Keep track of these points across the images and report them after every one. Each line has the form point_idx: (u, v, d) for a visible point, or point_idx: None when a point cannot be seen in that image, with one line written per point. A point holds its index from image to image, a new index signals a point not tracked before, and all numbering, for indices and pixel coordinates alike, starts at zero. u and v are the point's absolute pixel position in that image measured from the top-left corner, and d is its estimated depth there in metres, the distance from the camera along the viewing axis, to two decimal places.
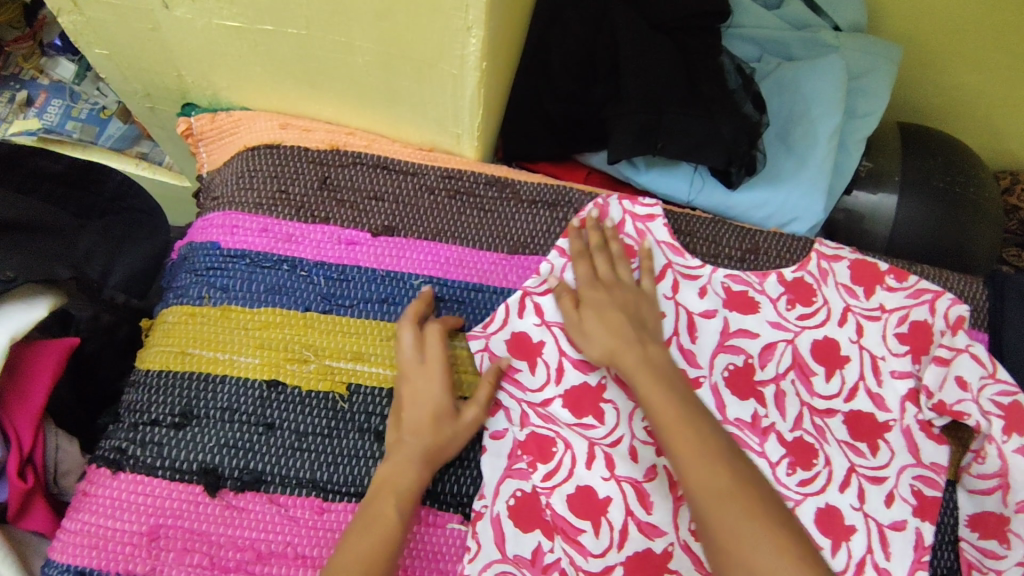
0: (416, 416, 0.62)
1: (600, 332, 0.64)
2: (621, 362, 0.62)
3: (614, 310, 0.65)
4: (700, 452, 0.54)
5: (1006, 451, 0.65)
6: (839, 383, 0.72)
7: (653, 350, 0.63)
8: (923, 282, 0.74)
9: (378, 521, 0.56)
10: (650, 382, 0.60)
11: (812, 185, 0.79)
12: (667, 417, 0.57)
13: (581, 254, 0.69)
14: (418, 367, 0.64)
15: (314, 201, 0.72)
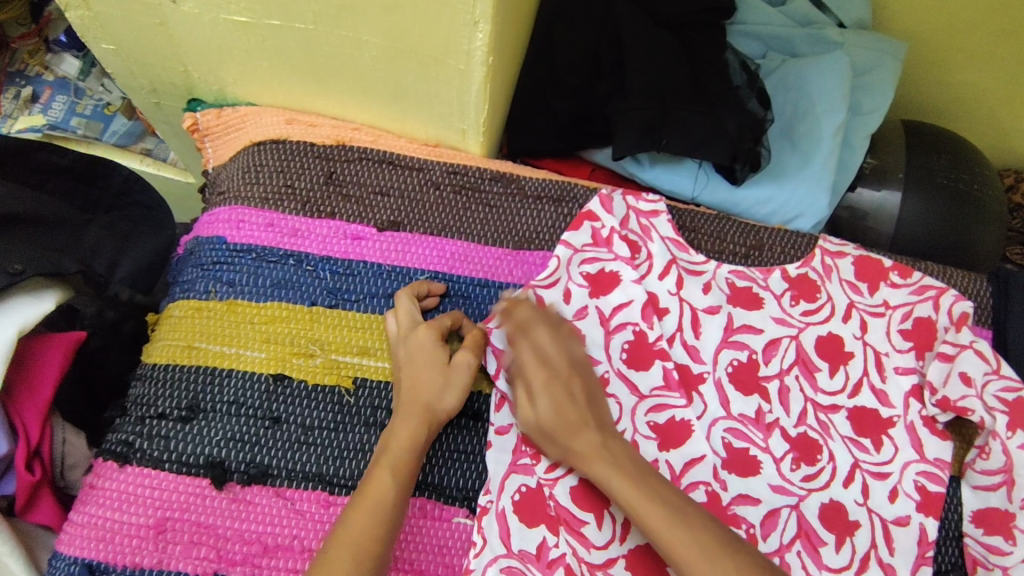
0: (412, 374, 0.63)
1: (561, 433, 0.59)
2: (585, 461, 0.58)
3: (564, 409, 0.60)
4: (702, 552, 0.50)
5: (1011, 447, 0.65)
6: (843, 379, 0.72)
7: (617, 440, 0.59)
8: (927, 278, 0.74)
9: (375, 493, 0.56)
10: (628, 485, 0.55)
11: (816, 182, 0.79)
12: (654, 518, 0.53)
13: (519, 334, 0.64)
14: (411, 333, 0.65)
15: (320, 196, 0.72)
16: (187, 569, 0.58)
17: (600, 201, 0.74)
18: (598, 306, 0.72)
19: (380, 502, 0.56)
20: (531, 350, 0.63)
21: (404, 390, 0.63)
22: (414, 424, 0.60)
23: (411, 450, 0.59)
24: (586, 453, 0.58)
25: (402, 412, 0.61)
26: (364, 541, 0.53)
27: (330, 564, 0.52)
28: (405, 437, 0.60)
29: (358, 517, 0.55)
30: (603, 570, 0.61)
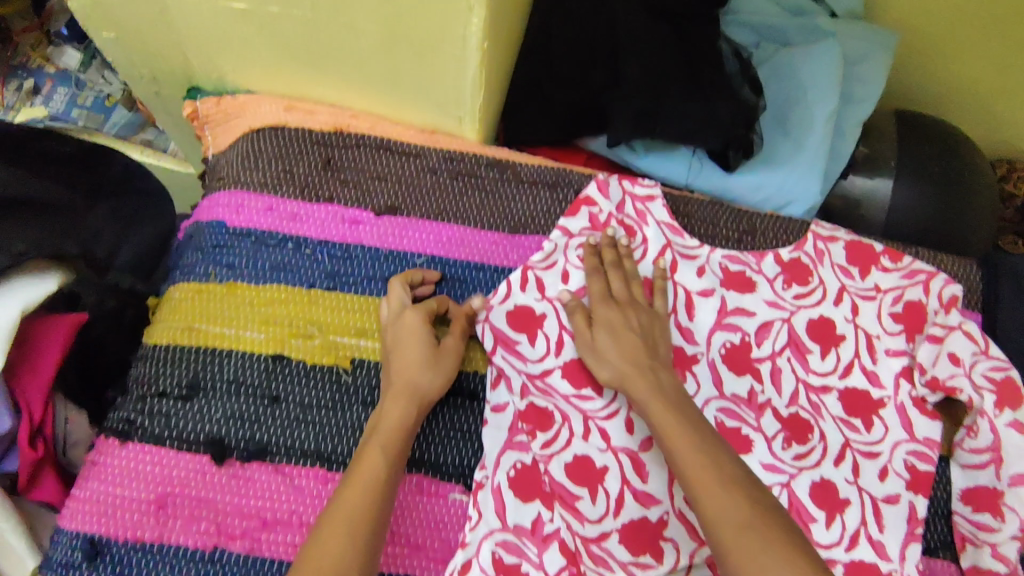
0: (404, 356, 0.64)
1: (614, 353, 0.65)
2: (632, 387, 0.62)
3: (627, 333, 0.66)
4: (718, 477, 0.53)
5: (999, 425, 0.66)
6: (834, 360, 0.73)
7: (666, 377, 0.63)
8: (918, 263, 0.76)
9: (367, 471, 0.57)
10: (668, 414, 0.59)
11: (809, 168, 0.80)
12: (684, 445, 0.56)
13: (595, 271, 0.71)
14: (402, 316, 0.66)
15: (319, 181, 0.73)
16: (188, 543, 0.60)
17: (597, 186, 0.75)
18: None
19: (373, 482, 0.56)
20: (603, 286, 0.69)
21: (398, 371, 0.63)
22: (404, 404, 0.62)
23: (400, 431, 0.60)
24: (635, 380, 0.62)
25: (393, 392, 0.62)
26: (357, 517, 0.54)
27: (323, 540, 0.52)
28: (396, 418, 0.61)
29: (350, 497, 0.55)
30: (597, 544, 0.63)
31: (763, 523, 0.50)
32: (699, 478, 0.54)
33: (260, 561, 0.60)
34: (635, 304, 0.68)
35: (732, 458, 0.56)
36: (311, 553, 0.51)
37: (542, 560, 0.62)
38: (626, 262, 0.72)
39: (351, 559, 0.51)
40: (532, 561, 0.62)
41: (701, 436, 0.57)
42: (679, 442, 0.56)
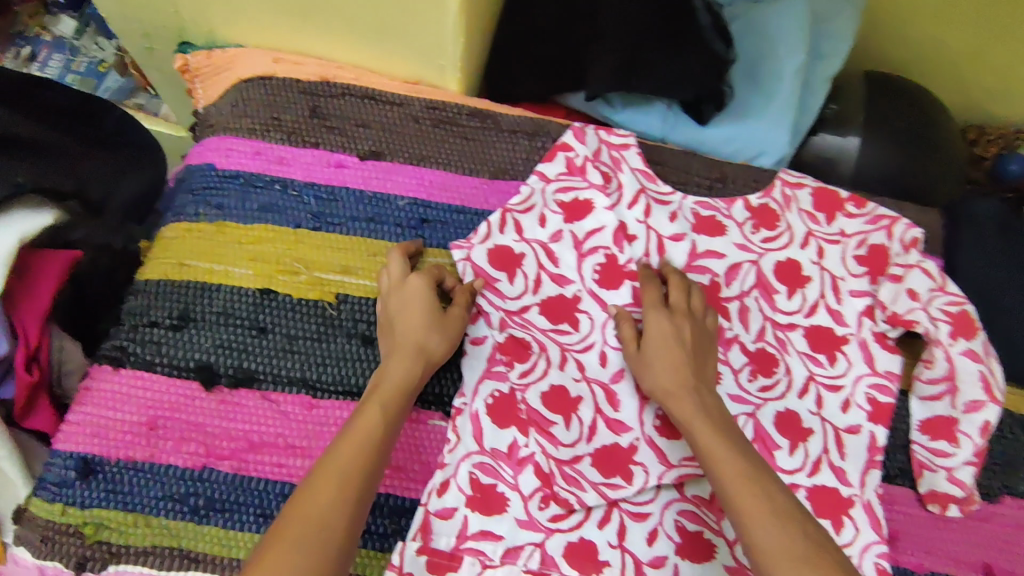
0: (408, 317, 0.64)
1: (658, 367, 0.65)
2: (673, 404, 0.63)
3: (675, 350, 0.65)
4: (770, 506, 0.53)
5: (953, 354, 0.70)
6: (800, 300, 0.76)
7: (713, 399, 0.63)
8: (881, 209, 0.79)
9: (365, 428, 0.57)
10: (714, 436, 0.59)
11: (778, 119, 0.84)
12: (730, 472, 0.56)
13: (650, 279, 0.71)
14: (403, 282, 0.67)
15: (305, 127, 0.76)
16: (179, 463, 0.63)
17: (572, 133, 0.78)
18: (571, 231, 0.75)
19: (365, 439, 0.56)
20: (658, 295, 0.69)
21: (399, 331, 0.64)
22: (409, 364, 0.62)
23: (403, 390, 0.61)
24: (678, 397, 0.63)
25: (396, 352, 0.63)
26: (348, 473, 0.54)
27: (315, 491, 0.52)
28: (399, 378, 0.61)
29: (340, 450, 0.55)
30: (570, 465, 0.66)
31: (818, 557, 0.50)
32: (746, 508, 0.53)
33: (247, 480, 0.63)
34: (690, 319, 0.68)
35: (780, 486, 0.55)
36: (299, 501, 0.52)
37: (517, 481, 0.65)
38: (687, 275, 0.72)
39: (337, 517, 0.51)
40: (507, 482, 0.65)
41: (746, 460, 0.57)
42: (727, 471, 0.56)
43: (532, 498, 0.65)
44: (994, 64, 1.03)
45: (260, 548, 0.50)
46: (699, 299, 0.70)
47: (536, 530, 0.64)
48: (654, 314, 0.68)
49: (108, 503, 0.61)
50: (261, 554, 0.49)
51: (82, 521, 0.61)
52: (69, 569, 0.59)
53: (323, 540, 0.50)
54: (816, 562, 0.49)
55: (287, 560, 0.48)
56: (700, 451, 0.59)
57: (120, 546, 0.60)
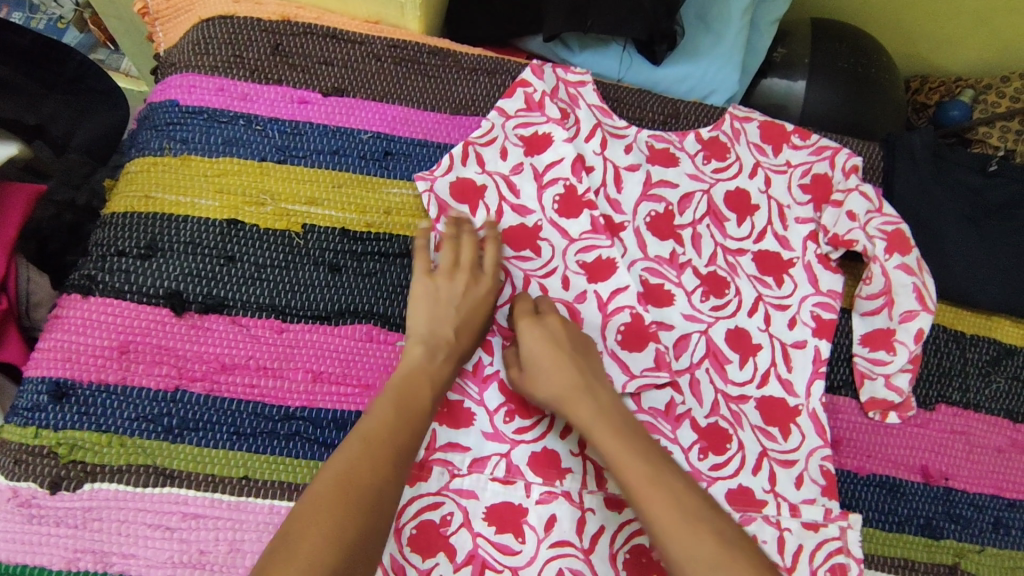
0: (471, 321, 0.67)
1: (550, 377, 0.63)
2: (575, 412, 0.62)
3: (555, 353, 0.65)
4: (672, 500, 0.53)
5: (889, 268, 0.75)
6: (749, 227, 0.80)
7: (603, 391, 0.63)
8: (824, 140, 0.83)
9: (420, 401, 0.59)
10: (611, 436, 0.58)
11: (725, 59, 0.88)
12: (634, 474, 0.55)
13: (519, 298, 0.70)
14: (472, 284, 0.69)
15: (267, 64, 0.77)
16: (151, 385, 0.64)
17: (531, 70, 0.81)
18: (532, 163, 0.78)
19: (415, 419, 0.58)
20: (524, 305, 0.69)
21: (459, 328, 0.66)
22: (450, 360, 0.64)
23: (439, 376, 0.63)
24: (580, 404, 0.62)
25: (445, 343, 0.64)
26: (400, 448, 0.55)
27: (367, 448, 0.54)
28: (436, 371, 0.63)
29: (394, 423, 0.57)
30: None
31: (726, 555, 0.49)
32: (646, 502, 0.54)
33: (219, 401, 0.64)
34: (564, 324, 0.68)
35: (685, 479, 0.55)
36: (354, 450, 0.54)
37: (482, 397, 0.68)
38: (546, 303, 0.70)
39: (388, 488, 0.53)
40: (473, 398, 0.68)
41: (651, 465, 0.55)
42: (622, 463, 0.56)
43: (498, 412, 0.68)
44: (930, 13, 1.09)
45: (313, 504, 0.50)
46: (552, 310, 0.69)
47: (502, 442, 0.67)
48: (526, 319, 0.67)
49: (82, 424, 0.62)
50: (320, 510, 0.49)
51: (56, 442, 0.61)
52: (44, 490, 0.60)
53: (378, 508, 0.51)
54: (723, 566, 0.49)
55: (351, 521, 0.49)
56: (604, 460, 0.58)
57: (96, 465, 0.61)
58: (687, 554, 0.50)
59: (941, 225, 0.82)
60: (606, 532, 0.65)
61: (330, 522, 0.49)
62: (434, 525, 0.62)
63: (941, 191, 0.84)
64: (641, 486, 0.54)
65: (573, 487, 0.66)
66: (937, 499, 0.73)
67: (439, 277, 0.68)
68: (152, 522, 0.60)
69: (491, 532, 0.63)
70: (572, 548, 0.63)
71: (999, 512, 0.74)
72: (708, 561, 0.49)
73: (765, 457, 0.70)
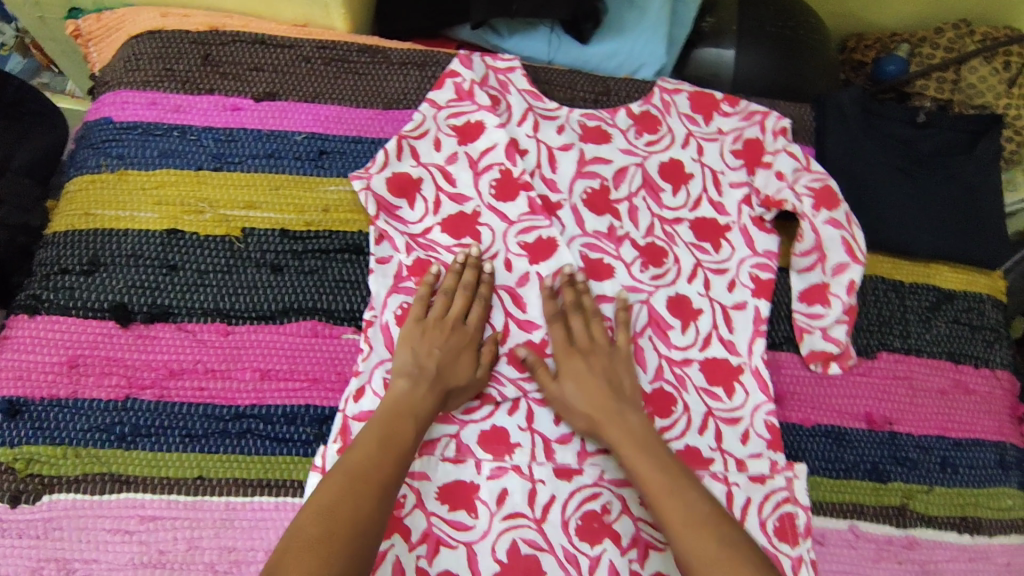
0: (454, 359, 0.68)
1: (582, 404, 0.67)
2: (604, 433, 0.65)
3: (592, 380, 0.68)
4: (691, 516, 0.56)
5: (818, 224, 0.76)
6: (685, 196, 0.81)
7: (635, 415, 0.66)
8: (753, 106, 0.85)
9: (400, 437, 0.60)
10: (637, 455, 0.62)
11: (653, 33, 0.89)
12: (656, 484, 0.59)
13: (557, 317, 0.73)
14: (455, 330, 0.69)
15: (199, 75, 0.79)
16: (102, 396, 0.66)
17: (459, 60, 0.82)
18: (466, 152, 0.79)
19: (396, 453, 0.59)
20: (564, 332, 0.72)
21: (438, 362, 0.67)
22: (433, 396, 0.65)
23: (418, 413, 0.63)
24: (609, 428, 0.65)
25: (425, 377, 0.65)
26: (381, 480, 0.56)
27: (349, 484, 0.55)
28: (412, 405, 0.63)
29: (375, 456, 0.58)
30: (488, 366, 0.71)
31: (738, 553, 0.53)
32: (671, 515, 0.57)
33: (170, 406, 0.66)
34: (598, 350, 0.71)
35: (706, 498, 0.58)
36: (336, 485, 0.55)
37: None
38: (589, 299, 0.73)
39: (370, 528, 0.53)
40: None
41: (676, 484, 0.59)
42: (650, 479, 0.60)
43: None
44: None
45: (297, 542, 0.50)
46: (602, 331, 0.72)
47: (451, 423, 0.68)
48: (563, 349, 0.71)
49: (36, 439, 0.64)
50: (305, 547, 0.50)
51: (13, 458, 0.63)
52: (4, 504, 0.61)
53: (359, 540, 0.52)
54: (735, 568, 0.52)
55: (335, 556, 0.50)
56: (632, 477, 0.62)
57: (52, 477, 0.63)
58: (708, 560, 0.53)
59: (871, 178, 0.84)
60: (557, 501, 0.67)
61: (314, 556, 0.49)
62: None
63: (870, 145, 0.85)
64: (667, 507, 0.58)
65: (523, 460, 0.68)
66: (882, 443, 0.75)
67: (427, 326, 0.69)
68: (111, 527, 0.61)
69: (445, 511, 0.65)
70: (524, 519, 0.66)
71: (945, 451, 0.76)
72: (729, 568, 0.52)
73: (710, 416, 0.72)
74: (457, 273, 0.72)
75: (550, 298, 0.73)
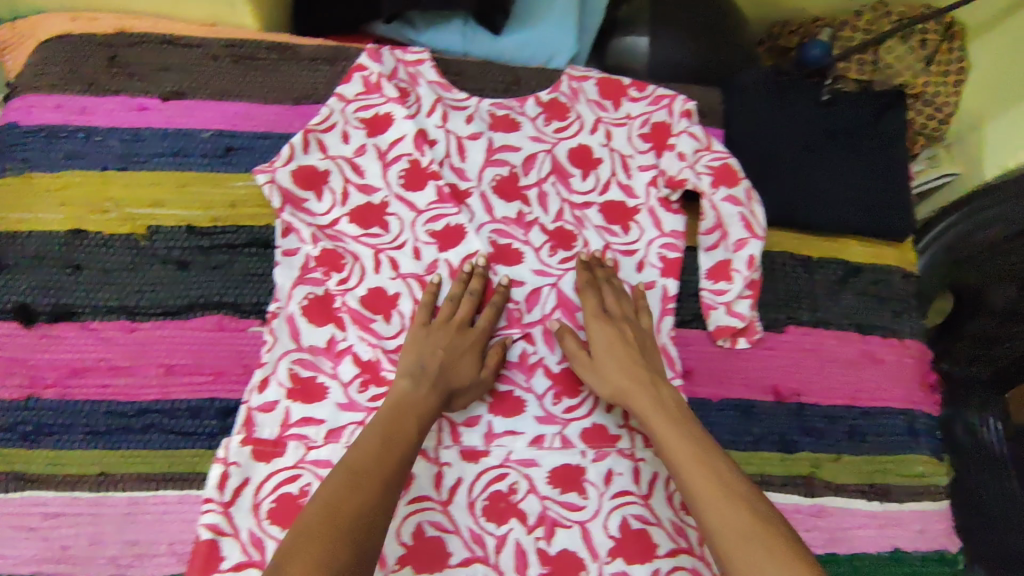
0: (456, 360, 0.68)
1: (612, 371, 0.68)
2: (632, 401, 0.66)
3: (622, 349, 0.70)
4: (723, 485, 0.56)
5: (717, 202, 0.77)
6: (594, 180, 0.82)
7: (666, 387, 0.67)
8: (660, 90, 0.86)
9: (403, 433, 0.60)
10: (666, 424, 0.62)
11: (561, 21, 0.91)
12: (683, 456, 0.59)
13: (587, 287, 0.75)
14: (461, 332, 0.70)
15: (106, 77, 0.79)
16: (5, 396, 0.66)
17: (368, 54, 0.82)
18: (375, 144, 0.79)
19: (399, 451, 0.59)
20: (596, 302, 0.74)
21: (443, 363, 0.67)
22: (437, 395, 0.65)
23: (422, 411, 0.63)
24: (636, 398, 0.66)
25: (428, 378, 0.65)
26: (383, 475, 0.56)
27: (353, 479, 0.55)
28: (416, 402, 0.63)
29: (378, 452, 0.58)
30: (394, 352, 0.71)
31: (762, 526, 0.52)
32: (700, 485, 0.56)
33: (72, 404, 0.66)
34: (629, 322, 0.73)
35: (734, 470, 0.58)
36: (340, 479, 0.55)
37: (336, 370, 0.70)
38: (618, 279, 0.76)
39: (374, 522, 0.53)
40: (327, 373, 0.70)
41: (705, 454, 0.59)
42: (676, 448, 0.60)
43: (352, 383, 0.69)
44: None
45: (302, 533, 0.50)
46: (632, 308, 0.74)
47: (357, 411, 0.68)
48: (594, 318, 0.72)
49: None
50: (308, 537, 0.49)
51: None
52: None
53: (362, 531, 0.51)
54: (767, 538, 0.51)
55: (337, 547, 0.49)
56: (658, 446, 0.62)
57: None
58: (738, 528, 0.52)
59: (777, 155, 0.86)
60: (463, 483, 0.68)
61: (317, 546, 0.48)
62: (293, 497, 0.64)
63: (780, 122, 0.87)
64: (696, 477, 0.57)
65: (429, 444, 0.69)
66: (790, 414, 0.76)
67: (433, 328, 0.70)
68: (14, 524, 0.62)
69: None
70: (430, 502, 0.67)
71: (854, 420, 0.78)
72: (759, 536, 0.51)
73: None
74: (465, 279, 0.73)
75: (583, 269, 0.76)
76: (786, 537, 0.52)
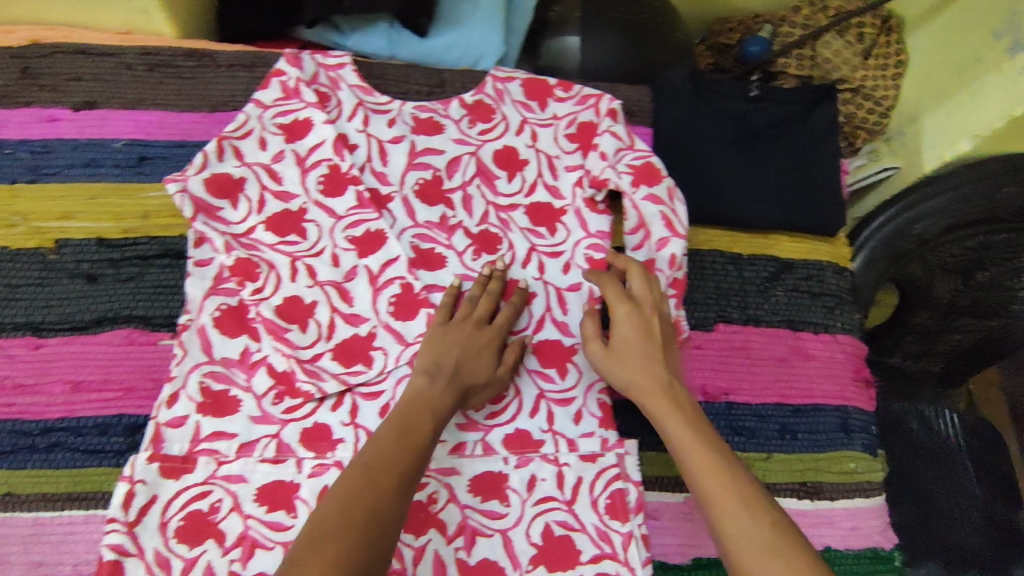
0: (475, 358, 0.67)
1: (633, 364, 0.65)
2: (648, 397, 0.64)
3: (644, 342, 0.66)
4: (740, 491, 0.56)
5: (637, 201, 0.77)
6: (520, 182, 0.81)
7: (682, 385, 0.65)
8: (586, 90, 0.85)
9: (419, 430, 0.60)
10: (683, 421, 0.61)
11: (489, 22, 0.89)
12: (697, 464, 0.58)
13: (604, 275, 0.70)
14: (481, 330, 0.69)
15: (16, 88, 0.77)
16: None
17: (286, 59, 0.80)
18: (293, 149, 0.77)
19: (414, 449, 0.59)
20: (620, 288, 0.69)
21: (458, 360, 0.66)
22: (453, 394, 0.65)
23: (437, 408, 0.63)
24: (654, 394, 0.64)
25: (449, 376, 0.65)
26: (397, 477, 0.56)
27: (369, 479, 0.55)
28: (432, 399, 0.63)
29: (394, 450, 0.58)
30: (310, 362, 0.70)
31: (779, 539, 0.52)
32: (715, 488, 0.56)
33: None
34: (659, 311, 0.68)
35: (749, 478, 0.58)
36: (360, 477, 0.55)
37: (250, 383, 0.69)
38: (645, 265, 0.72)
39: (389, 523, 0.53)
40: (240, 386, 0.68)
41: (723, 456, 0.58)
42: (693, 449, 0.59)
43: (266, 395, 0.68)
44: None
45: (319, 531, 0.50)
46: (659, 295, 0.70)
47: (271, 424, 0.67)
48: (621, 303, 0.68)
49: None
50: (325, 537, 0.50)
51: None
52: None
53: (379, 533, 0.52)
54: (783, 551, 0.51)
55: (355, 550, 0.50)
56: (670, 441, 0.62)
57: None
58: (752, 535, 0.53)
59: (704, 152, 0.84)
60: None
61: (336, 546, 0.49)
62: (203, 514, 0.63)
63: (703, 119, 0.85)
64: (711, 481, 0.57)
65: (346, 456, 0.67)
66: (719, 414, 0.76)
67: (450, 325, 0.69)
68: None
69: (262, 512, 0.64)
70: None
71: (785, 419, 0.78)
72: (774, 548, 0.52)
73: (542, 399, 0.72)
74: (483, 283, 0.72)
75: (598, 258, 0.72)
76: (799, 548, 0.52)
